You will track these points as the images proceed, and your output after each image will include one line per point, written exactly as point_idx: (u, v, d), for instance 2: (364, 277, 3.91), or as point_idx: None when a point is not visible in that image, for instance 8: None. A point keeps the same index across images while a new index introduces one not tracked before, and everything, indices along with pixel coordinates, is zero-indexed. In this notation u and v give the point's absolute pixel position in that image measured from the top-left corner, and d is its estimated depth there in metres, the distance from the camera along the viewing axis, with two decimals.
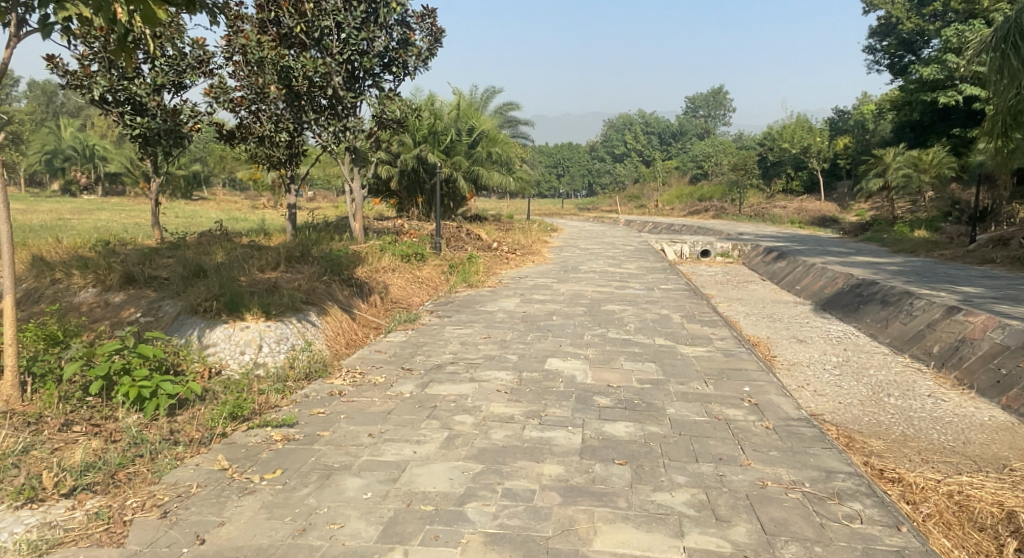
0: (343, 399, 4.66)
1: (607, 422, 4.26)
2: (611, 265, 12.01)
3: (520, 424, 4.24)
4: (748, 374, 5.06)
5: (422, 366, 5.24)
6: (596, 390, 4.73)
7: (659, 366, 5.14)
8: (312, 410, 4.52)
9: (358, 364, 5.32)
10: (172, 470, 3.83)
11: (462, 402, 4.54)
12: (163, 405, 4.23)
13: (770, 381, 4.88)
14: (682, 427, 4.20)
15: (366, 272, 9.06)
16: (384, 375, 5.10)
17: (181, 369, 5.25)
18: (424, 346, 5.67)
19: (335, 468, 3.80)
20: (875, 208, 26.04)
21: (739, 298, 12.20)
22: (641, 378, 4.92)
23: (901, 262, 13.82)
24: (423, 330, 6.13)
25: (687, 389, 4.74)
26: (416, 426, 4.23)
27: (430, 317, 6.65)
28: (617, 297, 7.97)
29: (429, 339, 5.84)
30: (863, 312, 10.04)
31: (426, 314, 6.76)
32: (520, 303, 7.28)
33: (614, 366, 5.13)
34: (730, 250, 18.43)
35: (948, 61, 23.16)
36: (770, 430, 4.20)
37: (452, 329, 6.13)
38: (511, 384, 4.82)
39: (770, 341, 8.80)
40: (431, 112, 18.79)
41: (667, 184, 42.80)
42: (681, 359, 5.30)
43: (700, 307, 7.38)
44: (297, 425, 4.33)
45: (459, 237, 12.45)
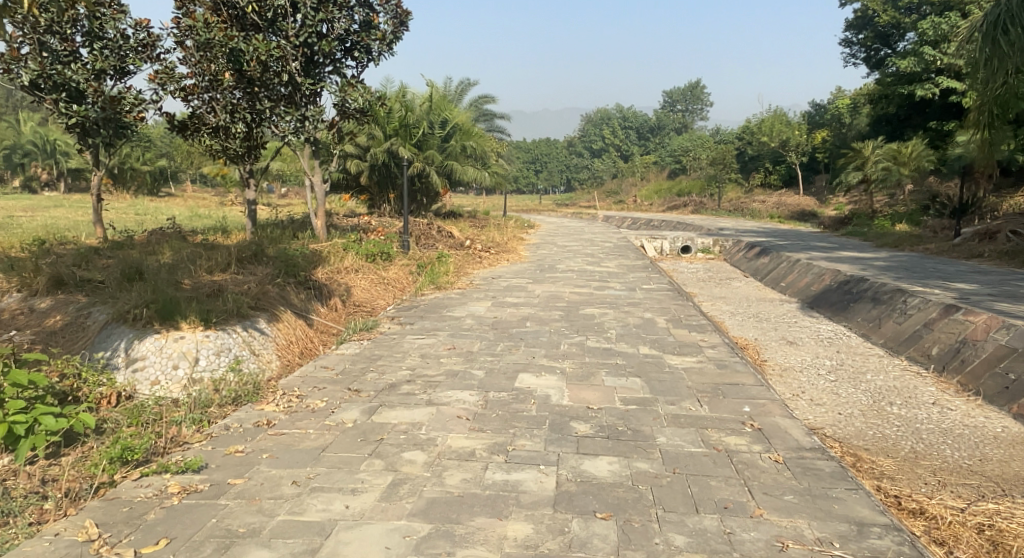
0: (271, 433, 4.04)
1: (586, 458, 3.67)
2: (589, 263, 11.45)
3: (483, 463, 3.64)
4: (746, 390, 4.49)
5: (373, 386, 4.61)
6: (574, 414, 4.14)
7: (646, 382, 4.56)
8: (228, 448, 3.89)
9: (298, 385, 4.68)
10: (23, 542, 3.18)
11: (415, 435, 3.93)
12: (41, 444, 3.52)
13: (770, 399, 4.33)
14: (676, 464, 3.63)
15: (326, 274, 8.41)
16: (328, 398, 4.48)
17: (79, 396, 4.58)
18: (381, 361, 5.04)
19: (238, 535, 3.17)
20: (854, 202, 25.79)
21: (723, 297, 11.69)
22: (625, 398, 4.33)
23: (887, 257, 13.43)
24: (381, 341, 5.50)
25: (679, 412, 4.17)
26: (353, 470, 3.61)
27: (391, 324, 6.01)
28: (596, 299, 7.40)
29: (386, 352, 5.21)
30: (853, 311, 9.58)
31: (388, 321, 6.12)
32: (491, 307, 6.67)
33: (596, 383, 4.54)
34: (710, 245, 17.99)
35: (926, 54, 22.93)
36: (780, 465, 3.64)
37: (415, 339, 5.51)
38: (477, 409, 4.21)
39: (758, 343, 8.29)
40: (402, 103, 18.10)
41: (646, 179, 42.34)
42: (669, 372, 4.73)
43: (686, 309, 6.83)
44: (204, 470, 3.70)
45: (431, 235, 11.80)
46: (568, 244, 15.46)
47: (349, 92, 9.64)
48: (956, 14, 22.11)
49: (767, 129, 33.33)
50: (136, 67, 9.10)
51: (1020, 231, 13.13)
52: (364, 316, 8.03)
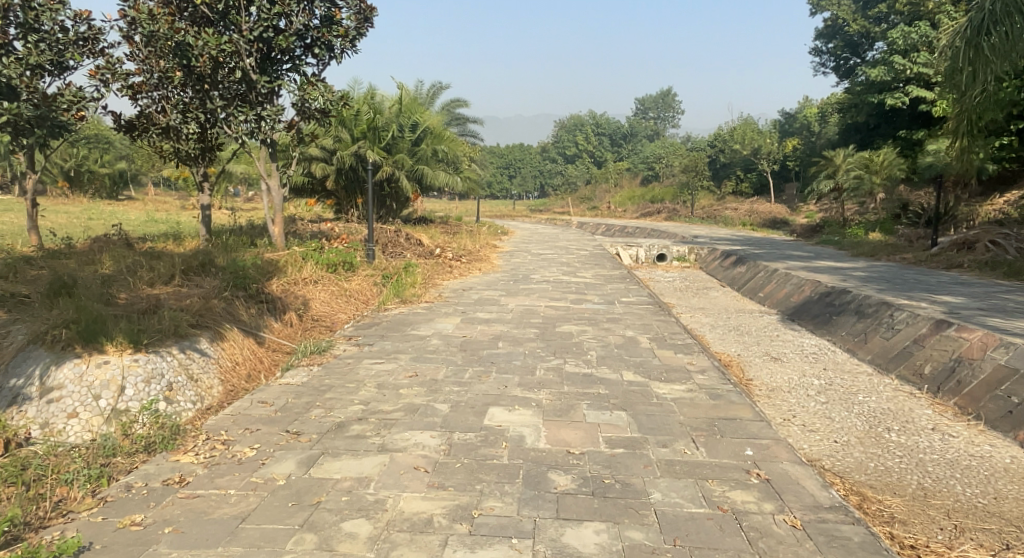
0: (180, 497, 3.47)
1: (569, 526, 3.15)
2: (564, 273, 10.96)
3: (445, 535, 3.10)
4: (745, 427, 4.01)
5: (316, 427, 4.04)
6: (553, 462, 3.62)
7: (633, 417, 4.06)
8: (121, 521, 3.32)
9: (227, 427, 4.11)
10: None
11: (362, 496, 3.37)
12: None
13: (774, 439, 3.85)
14: (674, 532, 3.12)
15: (281, 286, 7.81)
16: (260, 445, 3.91)
17: None
18: (331, 394, 4.47)
19: None
20: (826, 210, 25.73)
21: (701, 308, 11.28)
22: (611, 440, 3.82)
23: (866, 267, 13.16)
24: (333, 367, 4.93)
25: (673, 458, 3.67)
26: (276, 553, 3.04)
27: (348, 345, 5.45)
28: (572, 314, 6.87)
29: (339, 382, 4.64)
30: (837, 324, 9.22)
31: (345, 343, 5.54)
32: (460, 325, 6.13)
33: (577, 420, 4.02)
34: (686, 254, 17.65)
35: (896, 63, 22.78)
36: (797, 531, 3.15)
37: (373, 365, 4.94)
38: (439, 457, 3.67)
39: (741, 359, 7.86)
40: (370, 106, 17.51)
41: (619, 186, 42.06)
42: (657, 404, 4.23)
43: (671, 325, 6.35)
44: (86, 552, 3.12)
45: (398, 243, 11.21)
46: (542, 252, 14.98)
47: (308, 92, 8.99)
48: (926, 23, 21.99)
49: (740, 136, 33.22)
50: (76, 63, 8.45)
51: (999, 241, 12.93)
52: (322, 332, 7.45)
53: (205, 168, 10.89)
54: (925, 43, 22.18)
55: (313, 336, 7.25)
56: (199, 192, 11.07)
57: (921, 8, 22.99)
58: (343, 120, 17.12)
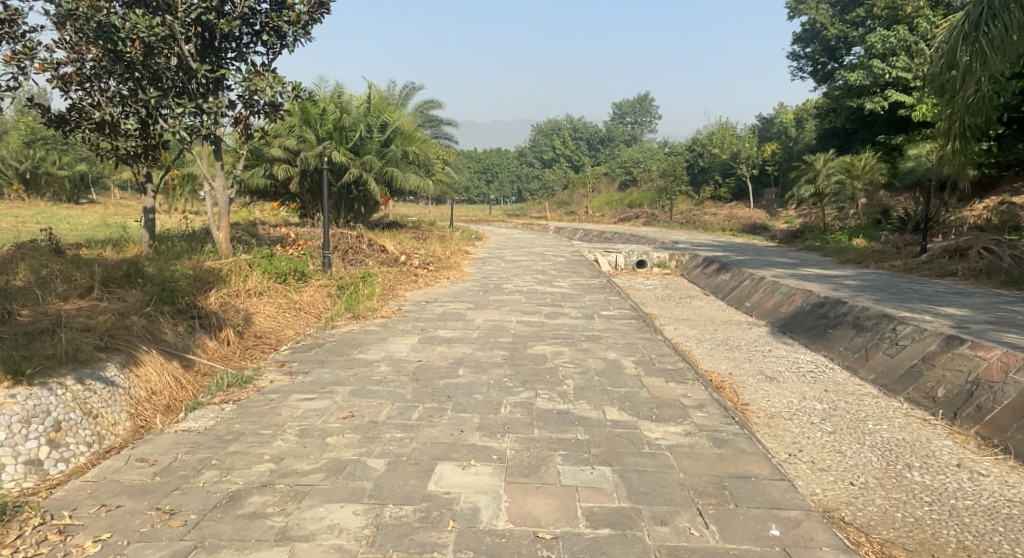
0: None
1: None
2: (539, 282, 10.17)
3: None
4: (759, 490, 3.23)
5: (199, 503, 3.18)
6: (512, 553, 2.79)
7: (618, 478, 3.27)
8: None
9: (79, 503, 3.23)
10: None
11: None
12: None
13: (798, 508, 3.08)
14: None
15: (219, 298, 6.94)
16: (112, 533, 3.02)
17: None
18: (237, 448, 3.61)
19: None
20: (806, 215, 25.27)
21: (686, 319, 10.53)
22: (589, 516, 3.01)
23: (855, 275, 12.53)
24: (250, 409, 4.06)
25: (669, 543, 2.86)
26: None
27: (279, 375, 4.59)
28: (545, 333, 6.06)
29: (253, 431, 3.78)
30: (833, 338, 8.52)
31: (276, 372, 4.68)
32: (417, 347, 5.31)
33: (548, 484, 3.21)
34: (667, 260, 16.97)
35: (874, 66, 22.22)
36: None
37: (301, 403, 4.09)
38: (363, 548, 2.83)
39: (734, 380, 7.11)
40: (337, 105, 16.69)
41: (597, 191, 41.39)
42: (649, 458, 3.44)
43: (659, 346, 5.56)
44: None
45: (360, 250, 10.35)
46: (516, 259, 14.19)
47: (253, 82, 8.04)
48: (904, 27, 21.47)
49: (718, 140, 32.49)
50: None
51: (992, 247, 12.36)
52: (266, 350, 6.59)
53: (148, 168, 9.93)
54: (905, 47, 21.73)
55: (253, 356, 6.38)
56: (143, 195, 10.10)
57: (900, 11, 22.74)
58: (309, 120, 16.23)
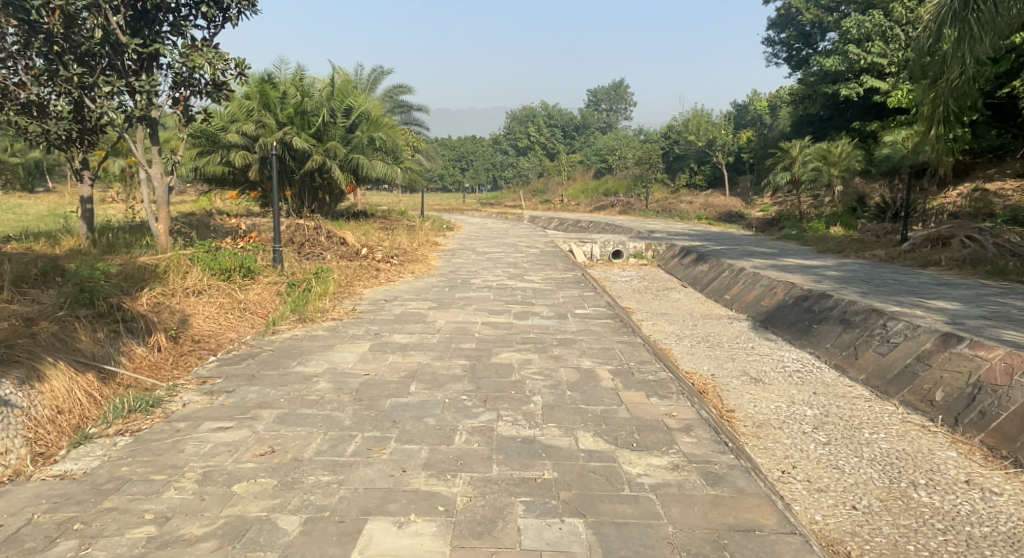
0: None
1: None
2: (509, 276, 9.59)
3: None
4: (764, 548, 2.69)
5: None
6: None
7: (593, 535, 2.70)
8: None
9: None
10: None
11: None
12: None
13: None
14: None
15: (151, 299, 6.33)
16: None
17: None
18: (114, 505, 2.98)
19: None
20: (781, 203, 24.94)
21: (664, 314, 10.00)
22: None
23: (836, 263, 12.11)
24: (148, 448, 3.41)
25: None
26: None
27: (197, 396, 3.94)
28: (512, 337, 5.45)
29: (143, 478, 3.15)
30: (818, 335, 7.89)
31: (195, 391, 4.03)
32: (366, 356, 4.69)
33: (504, 549, 2.62)
34: (643, 250, 16.51)
35: (850, 52, 21.74)
36: None
37: (213, 436, 3.46)
38: None
39: (716, 382, 6.54)
40: (298, 88, 16.05)
41: (572, 179, 40.80)
42: (631, 505, 2.89)
43: (636, 352, 4.98)
44: None
45: (317, 243, 9.68)
46: (486, 251, 13.59)
47: (190, 57, 7.36)
48: (880, 12, 20.92)
49: (694, 127, 31.92)
50: None
51: (974, 235, 11.48)
52: (205, 356, 5.99)
53: (84, 154, 9.16)
54: (880, 32, 21.26)
55: (187, 363, 5.76)
56: (80, 183, 9.33)
57: None
58: (268, 104, 15.74)
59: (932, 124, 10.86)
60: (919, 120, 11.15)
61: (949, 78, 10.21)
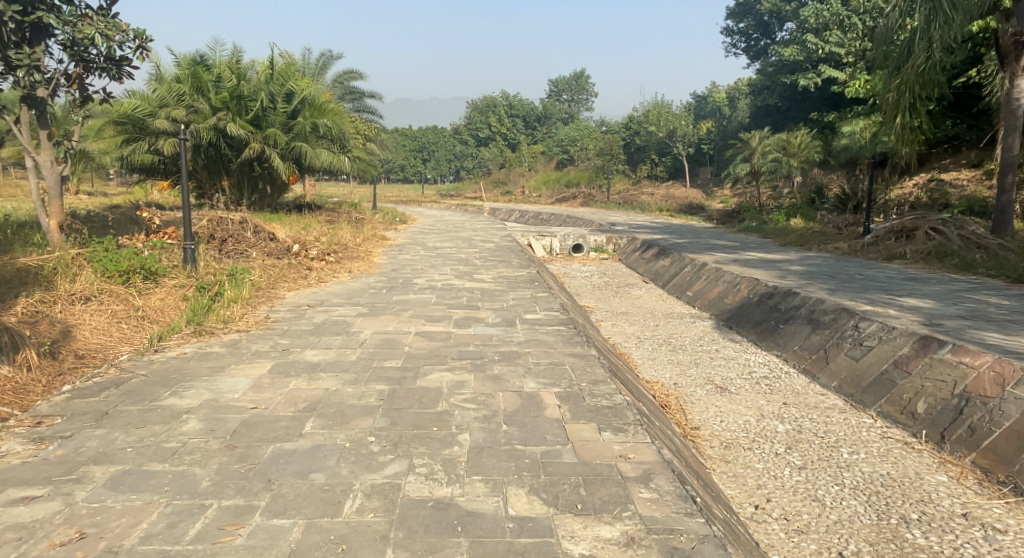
0: None
1: None
2: (456, 275, 8.79)
3: None
4: None
5: None
6: None
7: None
8: None
9: None
10: None
11: None
12: None
13: None
14: None
15: (27, 309, 5.73)
16: None
17: None
18: None
19: None
20: (741, 194, 24.51)
21: (624, 313, 9.32)
22: None
23: (800, 254, 11.55)
24: None
25: None
26: None
27: (18, 441, 3.04)
28: (445, 352, 4.66)
29: None
30: (786, 335, 6.94)
31: (24, 436, 3.11)
32: (263, 382, 3.88)
33: None
34: (604, 244, 15.93)
35: (808, 42, 21.28)
36: None
37: (8, 513, 2.48)
38: None
39: (678, 393, 5.73)
40: (234, 71, 15.01)
41: (533, 170, 40.03)
42: None
43: (586, 370, 4.21)
44: None
45: (242, 240, 8.80)
46: (437, 246, 12.75)
47: (77, 27, 6.84)
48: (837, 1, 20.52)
49: (654, 117, 31.29)
50: None
51: (938, 227, 10.73)
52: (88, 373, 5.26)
53: None
54: (838, 21, 20.82)
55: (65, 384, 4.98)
56: None
57: None
58: (201, 87, 14.89)
59: (897, 111, 10.29)
60: (883, 109, 10.63)
61: (914, 64, 9.70)
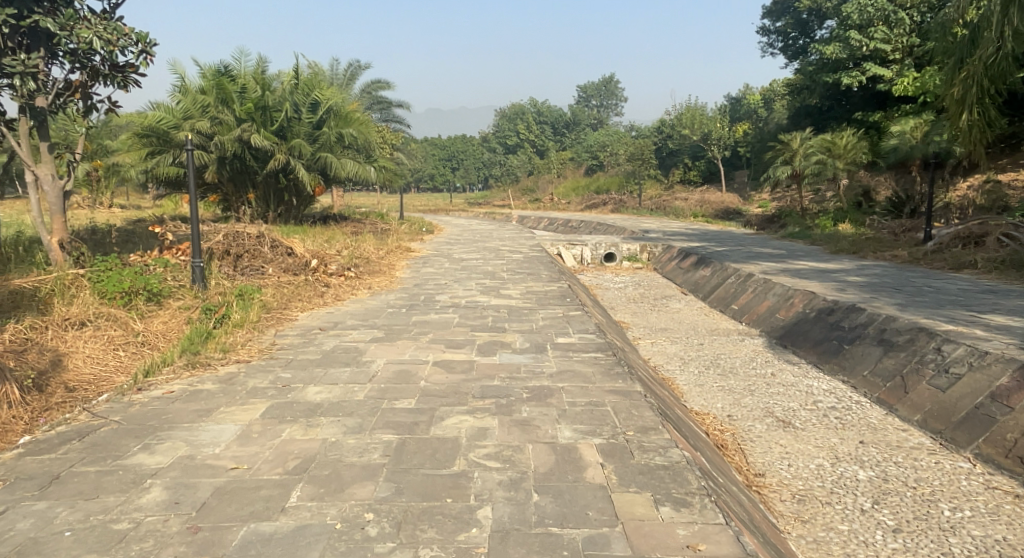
0: None
1: None
2: (481, 290, 8.17)
3: None
4: None
5: None
6: None
7: None
8: None
9: None
10: None
11: None
12: None
13: None
14: None
15: (16, 337, 5.31)
16: None
17: None
18: None
19: None
20: (781, 199, 23.50)
21: (664, 329, 8.62)
22: None
23: (854, 262, 10.69)
24: None
25: None
26: None
27: None
28: (466, 387, 4.02)
29: None
30: (853, 357, 6.14)
31: None
32: (252, 430, 3.30)
33: None
34: (638, 252, 15.23)
35: (851, 39, 19.80)
36: None
37: None
38: None
39: (735, 428, 5.03)
40: (258, 81, 14.66)
41: (562, 176, 39.36)
42: None
43: (632, 413, 3.52)
44: None
45: (259, 255, 8.30)
46: (463, 257, 12.17)
47: (74, 30, 6.44)
48: None
49: (687, 121, 30.31)
50: None
51: (1011, 233, 9.76)
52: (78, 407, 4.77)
53: None
54: (884, 17, 19.37)
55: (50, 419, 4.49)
56: None
57: None
58: (226, 98, 14.51)
59: (963, 108, 9.23)
60: (947, 105, 9.62)
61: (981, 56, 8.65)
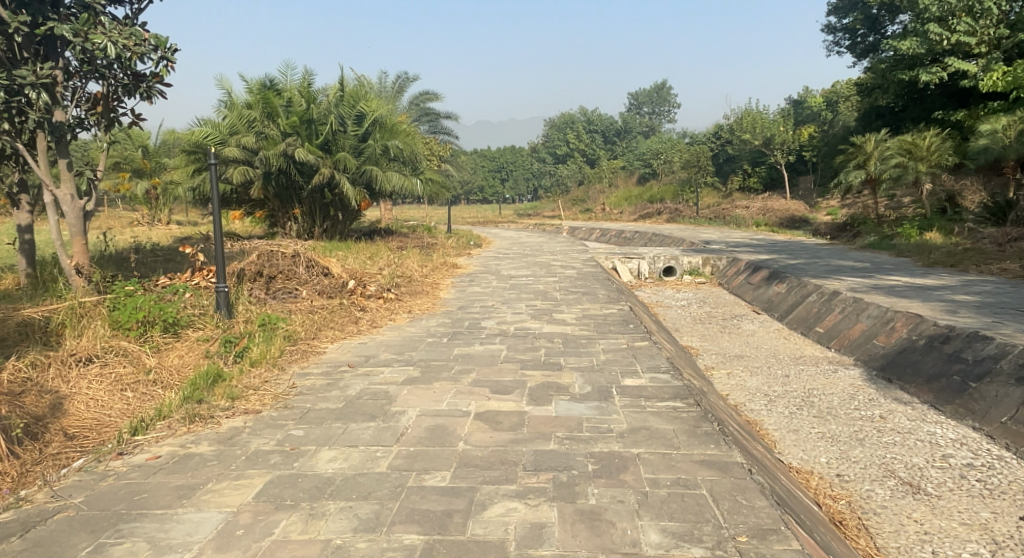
0: None
1: None
2: (531, 314, 7.34)
3: None
4: None
5: None
6: None
7: None
8: None
9: None
10: None
11: None
12: None
13: None
14: None
15: (14, 377, 4.68)
16: None
17: None
18: None
19: None
20: (851, 205, 22.01)
21: (739, 356, 7.65)
22: None
23: (954, 277, 9.45)
24: None
25: None
26: None
27: None
28: (515, 454, 3.19)
29: None
30: (984, 399, 5.10)
31: None
32: (238, 524, 2.57)
33: None
34: (700, 266, 14.18)
35: (929, 32, 17.98)
36: None
37: None
38: None
39: (851, 494, 4.08)
40: (304, 94, 14.22)
41: (614, 186, 38.30)
42: None
43: (739, 504, 2.68)
44: None
45: (293, 277, 7.68)
46: (512, 274, 11.35)
47: (89, 35, 5.85)
48: None
49: (748, 124, 28.85)
50: None
51: None
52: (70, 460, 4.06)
53: (20, 175, 7.69)
54: (968, 7, 17.60)
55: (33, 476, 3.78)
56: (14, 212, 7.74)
57: None
58: (272, 112, 14.07)
59: None
60: None
61: None
